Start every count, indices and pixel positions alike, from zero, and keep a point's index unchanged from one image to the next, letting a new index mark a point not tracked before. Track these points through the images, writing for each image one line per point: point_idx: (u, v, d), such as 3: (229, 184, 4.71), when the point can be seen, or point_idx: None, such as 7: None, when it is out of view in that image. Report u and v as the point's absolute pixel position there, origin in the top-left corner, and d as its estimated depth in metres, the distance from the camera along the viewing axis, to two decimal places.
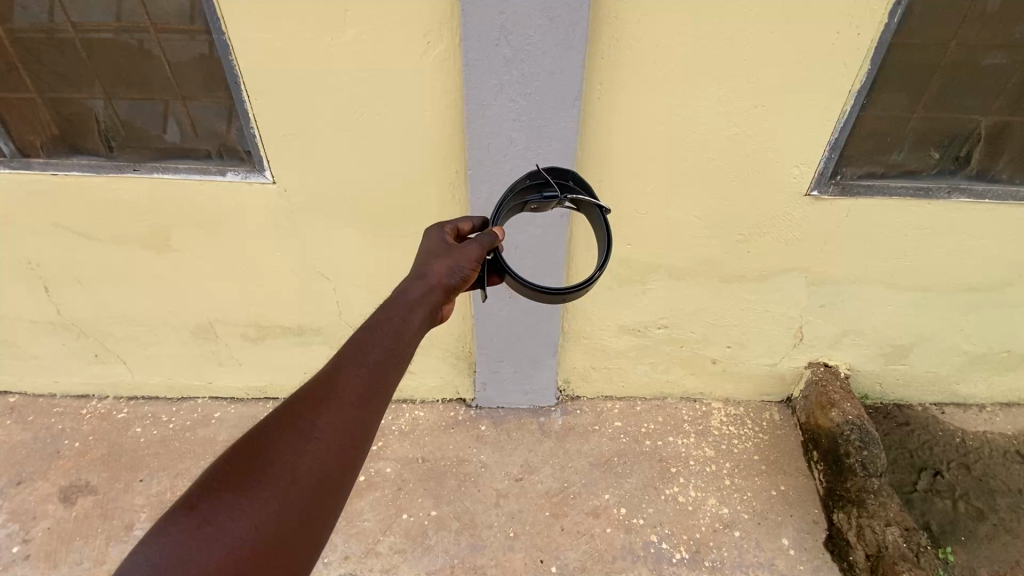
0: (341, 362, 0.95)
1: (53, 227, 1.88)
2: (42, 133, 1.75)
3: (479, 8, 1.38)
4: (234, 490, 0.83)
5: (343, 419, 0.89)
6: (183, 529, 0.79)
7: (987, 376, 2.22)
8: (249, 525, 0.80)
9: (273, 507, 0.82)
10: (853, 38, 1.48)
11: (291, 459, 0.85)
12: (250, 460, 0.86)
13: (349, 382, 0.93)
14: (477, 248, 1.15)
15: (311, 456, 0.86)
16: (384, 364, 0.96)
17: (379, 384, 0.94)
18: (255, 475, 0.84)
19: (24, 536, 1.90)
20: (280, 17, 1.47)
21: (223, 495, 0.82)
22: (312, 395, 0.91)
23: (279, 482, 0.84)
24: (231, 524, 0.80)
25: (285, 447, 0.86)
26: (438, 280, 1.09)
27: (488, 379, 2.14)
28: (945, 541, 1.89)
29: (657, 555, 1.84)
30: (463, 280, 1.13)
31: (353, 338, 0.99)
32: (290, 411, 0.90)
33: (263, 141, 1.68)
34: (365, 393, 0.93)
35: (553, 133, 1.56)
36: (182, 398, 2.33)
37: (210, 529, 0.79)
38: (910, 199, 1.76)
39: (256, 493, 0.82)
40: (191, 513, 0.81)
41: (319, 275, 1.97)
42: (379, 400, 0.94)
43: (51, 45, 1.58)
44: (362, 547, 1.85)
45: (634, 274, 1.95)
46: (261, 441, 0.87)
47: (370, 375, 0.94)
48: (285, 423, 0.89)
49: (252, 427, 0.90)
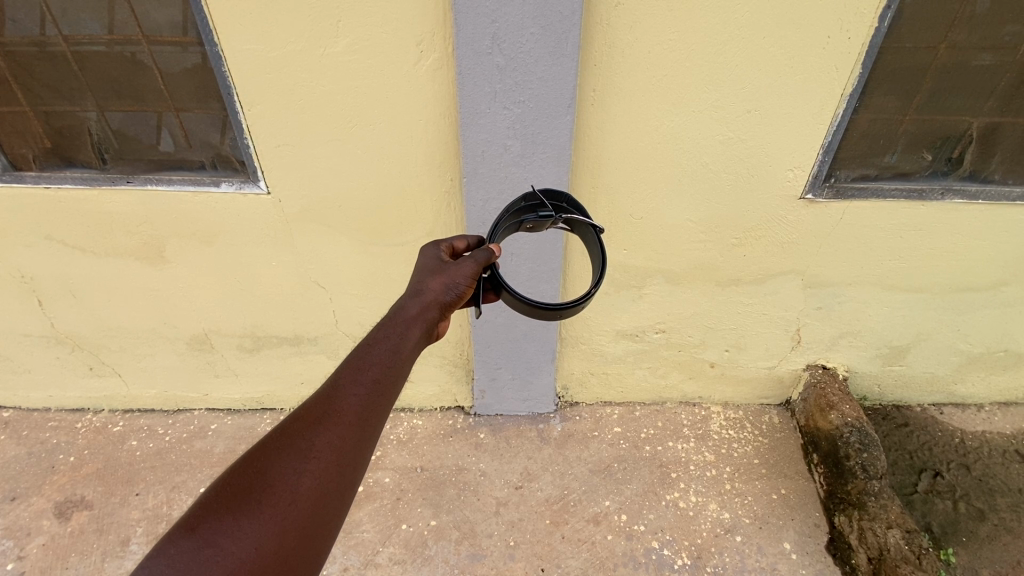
0: (340, 381, 0.94)
1: (45, 240, 1.87)
2: (35, 145, 1.74)
3: (472, 16, 1.37)
4: (234, 510, 0.82)
5: (344, 437, 0.89)
6: (183, 551, 0.78)
7: (985, 376, 2.21)
8: (249, 546, 0.79)
9: (273, 528, 0.81)
10: (843, 42, 1.49)
11: (291, 478, 0.84)
12: (249, 481, 0.85)
13: (347, 400, 0.92)
14: (473, 266, 1.14)
15: (311, 475, 0.85)
16: (381, 381, 0.95)
17: (377, 403, 0.93)
18: (255, 495, 0.83)
19: (18, 553, 1.88)
20: (273, 27, 1.47)
21: (222, 517, 0.81)
22: (312, 411, 0.91)
23: (278, 503, 0.83)
24: (230, 546, 0.79)
25: (286, 466, 0.85)
26: (434, 296, 1.09)
27: (487, 386, 2.13)
28: (946, 542, 1.88)
29: (658, 562, 1.83)
30: (460, 296, 1.12)
31: (351, 355, 0.98)
32: (288, 430, 0.89)
33: (257, 152, 1.67)
34: (365, 411, 0.92)
35: (547, 140, 1.56)
36: (178, 410, 2.31)
37: (209, 552, 0.78)
38: (904, 202, 1.76)
39: (255, 514, 0.81)
40: (190, 535, 0.79)
41: (316, 284, 1.95)
42: (381, 418, 0.93)
43: (43, 58, 1.57)
44: (362, 558, 1.84)
45: (630, 280, 1.95)
46: (260, 462, 0.86)
47: (371, 392, 0.94)
48: (285, 442, 0.88)
49: (250, 448, 0.90)
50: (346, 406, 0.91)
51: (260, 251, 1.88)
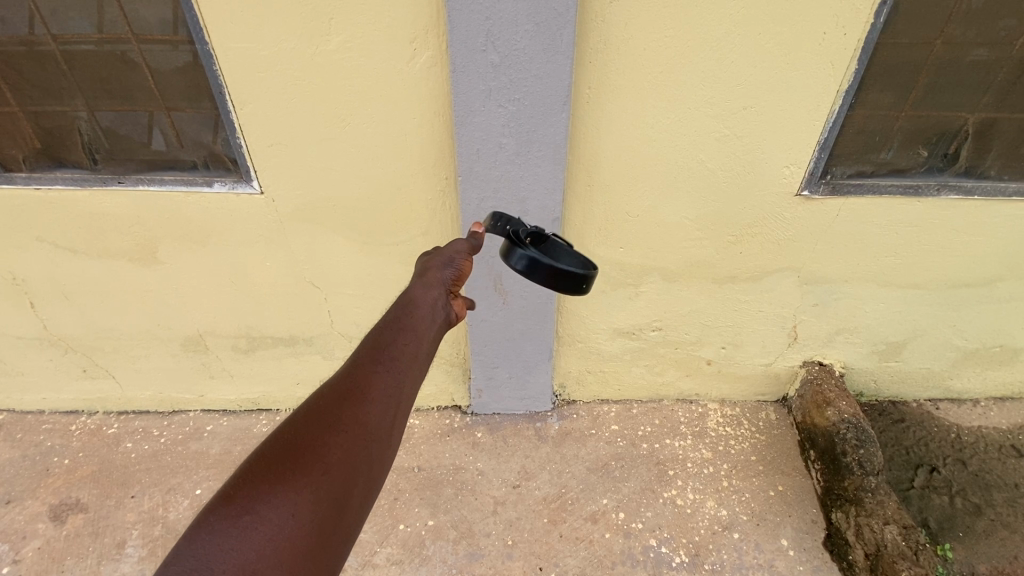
0: (362, 359, 0.98)
1: (37, 242, 1.85)
2: (25, 146, 1.72)
3: (465, 13, 1.36)
4: (269, 480, 0.80)
5: (371, 407, 0.91)
6: (221, 521, 0.76)
7: (981, 371, 2.22)
8: (286, 515, 0.78)
9: (309, 496, 0.80)
10: (840, 38, 1.48)
11: (324, 448, 0.84)
12: (283, 452, 0.84)
13: (372, 375, 0.95)
14: (467, 245, 1.28)
15: (342, 445, 0.86)
16: (404, 355, 0.99)
17: (402, 375, 0.96)
18: (290, 465, 0.82)
19: (13, 556, 1.87)
20: (265, 25, 1.45)
21: (257, 486, 0.79)
22: (337, 388, 0.93)
23: (312, 472, 0.82)
24: (267, 514, 0.77)
25: (317, 436, 0.86)
26: (443, 273, 1.19)
27: (483, 386, 2.13)
28: (943, 538, 1.89)
29: (657, 560, 1.83)
30: (465, 272, 1.23)
31: (370, 337, 1.03)
32: (318, 405, 0.90)
33: (250, 151, 1.66)
34: (390, 384, 0.95)
35: (542, 138, 1.55)
36: (173, 412, 2.29)
37: (247, 520, 0.76)
38: (899, 198, 1.76)
39: (290, 483, 0.80)
40: (227, 505, 0.77)
41: (310, 284, 1.94)
42: (406, 391, 0.96)
43: (32, 58, 1.55)
44: (360, 559, 1.84)
45: (627, 277, 1.94)
46: (294, 433, 0.86)
47: (394, 366, 0.97)
48: (313, 416, 0.88)
49: (282, 424, 0.89)
50: (371, 380, 0.94)
51: (254, 251, 1.86)
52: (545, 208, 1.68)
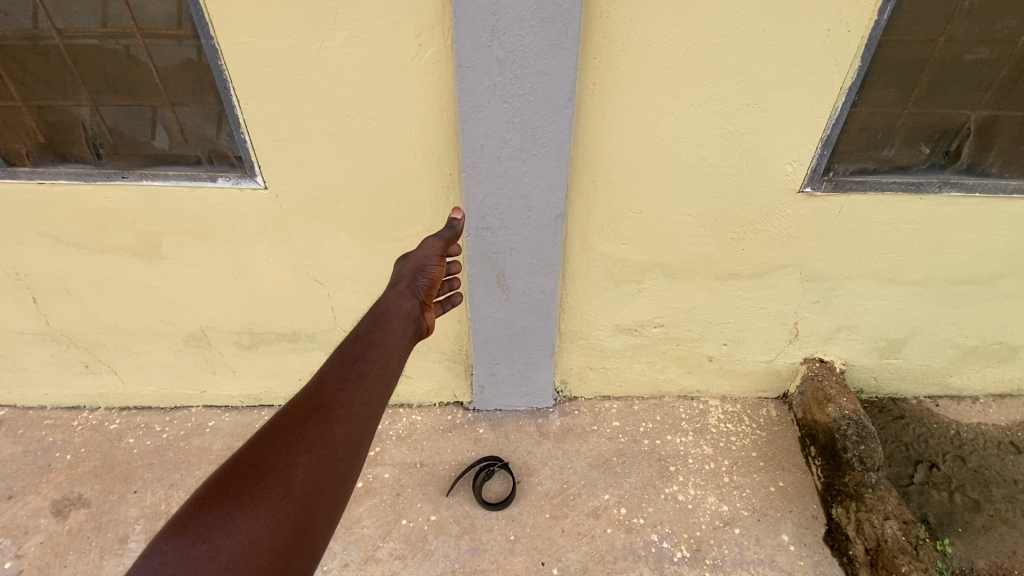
0: (326, 378, 1.12)
1: (39, 236, 1.85)
2: (29, 141, 1.71)
3: (471, 9, 1.37)
4: (227, 506, 0.93)
5: (334, 430, 1.04)
6: (177, 548, 0.88)
7: (980, 368, 2.22)
8: (244, 540, 0.90)
9: (269, 521, 0.93)
10: (843, 35, 1.49)
11: (284, 472, 0.98)
12: (241, 477, 0.96)
13: (333, 397, 1.09)
14: (438, 242, 1.46)
15: (302, 469, 0.99)
16: (366, 377, 1.13)
17: (362, 397, 1.10)
18: (248, 490, 0.95)
19: (16, 551, 1.87)
20: (270, 20, 1.45)
21: (213, 514, 0.92)
22: (298, 411, 1.06)
23: (272, 497, 0.95)
24: (224, 541, 0.90)
25: (280, 461, 0.99)
26: (409, 285, 1.35)
27: (486, 381, 2.13)
28: (942, 533, 1.91)
29: (658, 555, 1.85)
30: (429, 283, 1.39)
31: (333, 357, 1.16)
32: (280, 426, 1.03)
33: (253, 146, 1.66)
34: (352, 406, 1.09)
35: (546, 134, 1.55)
36: (176, 407, 2.29)
37: (204, 547, 0.89)
38: (901, 194, 1.76)
39: (249, 509, 0.93)
40: (181, 532, 0.89)
41: (313, 279, 1.94)
42: (369, 412, 1.10)
43: (36, 51, 1.55)
44: (362, 554, 1.84)
45: (630, 274, 1.95)
46: (253, 457, 0.99)
47: (354, 388, 1.11)
48: (274, 440, 1.01)
49: (245, 445, 1.02)
50: (332, 402, 1.08)
51: (257, 247, 1.86)
52: (547, 204, 1.68)
